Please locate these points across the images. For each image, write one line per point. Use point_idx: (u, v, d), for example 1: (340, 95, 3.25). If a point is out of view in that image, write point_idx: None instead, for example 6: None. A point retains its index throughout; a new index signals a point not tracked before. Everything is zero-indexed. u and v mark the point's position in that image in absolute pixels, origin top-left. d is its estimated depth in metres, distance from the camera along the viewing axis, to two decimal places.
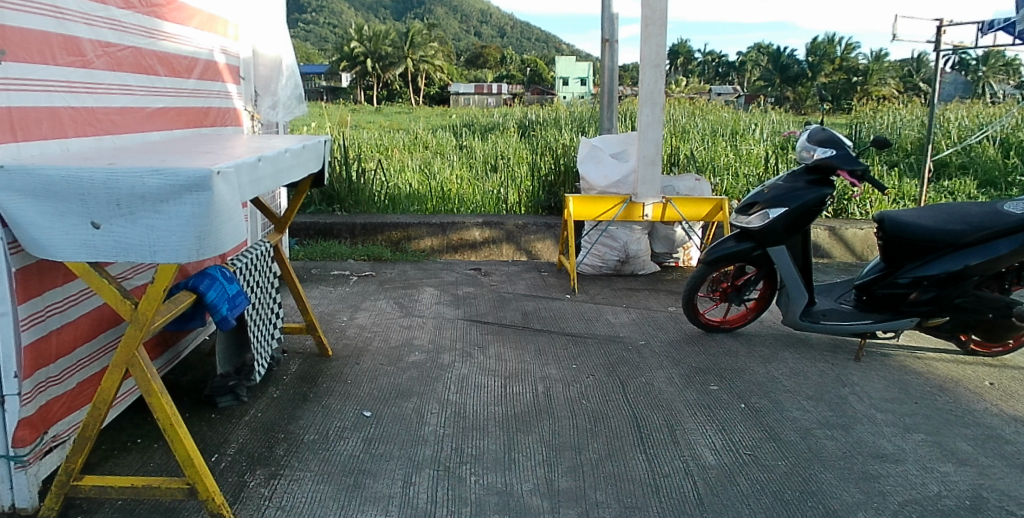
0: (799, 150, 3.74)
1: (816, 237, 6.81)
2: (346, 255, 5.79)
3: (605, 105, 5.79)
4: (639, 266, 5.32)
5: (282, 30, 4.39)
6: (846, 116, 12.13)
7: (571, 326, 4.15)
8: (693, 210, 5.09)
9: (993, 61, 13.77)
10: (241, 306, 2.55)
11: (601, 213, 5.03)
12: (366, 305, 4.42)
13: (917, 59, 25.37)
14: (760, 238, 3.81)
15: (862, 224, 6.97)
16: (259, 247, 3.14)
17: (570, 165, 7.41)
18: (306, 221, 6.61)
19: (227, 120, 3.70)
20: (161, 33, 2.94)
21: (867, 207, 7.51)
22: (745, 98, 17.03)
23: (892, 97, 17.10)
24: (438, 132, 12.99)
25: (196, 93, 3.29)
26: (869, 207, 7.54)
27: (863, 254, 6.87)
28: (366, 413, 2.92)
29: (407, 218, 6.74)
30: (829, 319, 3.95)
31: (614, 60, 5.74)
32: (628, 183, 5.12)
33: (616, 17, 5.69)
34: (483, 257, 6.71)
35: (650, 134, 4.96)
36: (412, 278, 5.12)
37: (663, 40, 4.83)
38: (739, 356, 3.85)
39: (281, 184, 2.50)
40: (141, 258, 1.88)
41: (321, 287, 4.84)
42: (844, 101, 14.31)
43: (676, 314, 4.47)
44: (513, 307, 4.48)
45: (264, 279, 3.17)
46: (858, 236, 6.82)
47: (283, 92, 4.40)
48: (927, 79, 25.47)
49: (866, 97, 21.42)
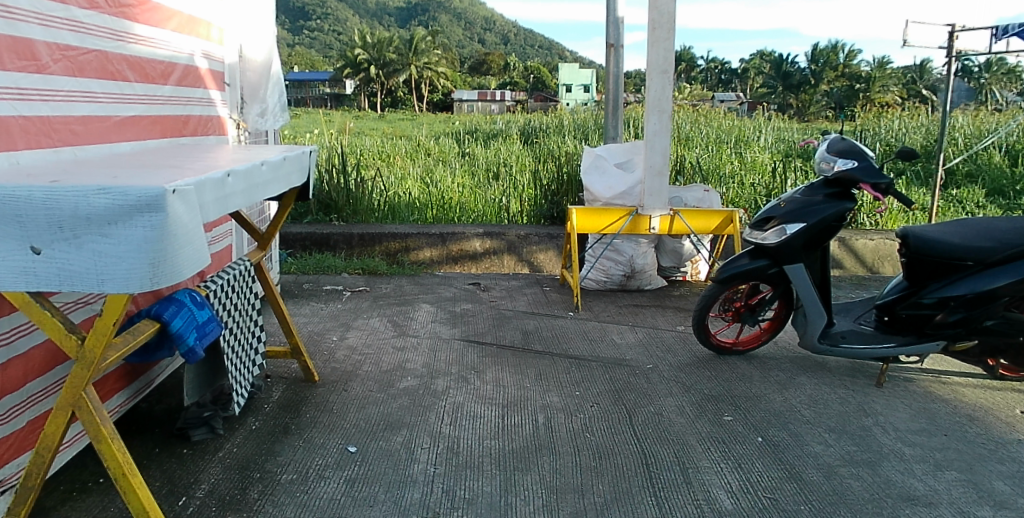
0: (818, 161, 3.50)
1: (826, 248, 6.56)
2: (341, 269, 5.57)
3: (610, 112, 5.54)
4: (645, 280, 5.07)
5: (271, 33, 4.20)
6: (851, 123, 11.94)
7: (574, 347, 3.91)
8: (702, 222, 4.84)
9: (995, 69, 13.60)
10: (213, 334, 2.32)
11: (606, 225, 4.78)
12: (358, 323, 4.19)
13: (919, 65, 25.25)
14: (777, 255, 3.57)
15: (872, 235, 6.72)
16: (238, 266, 2.91)
17: (574, 173, 7.18)
18: (302, 232, 6.40)
19: (209, 128, 3.49)
20: (131, 36, 2.72)
21: (878, 217, 7.28)
22: (747, 104, 16.90)
23: (895, 105, 16.94)
24: (441, 140, 12.79)
25: (174, 100, 3.08)
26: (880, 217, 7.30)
27: (874, 266, 6.62)
28: (351, 448, 2.69)
29: (405, 228, 6.52)
30: (849, 342, 3.71)
31: (620, 65, 5.50)
32: (634, 194, 4.87)
33: (622, 21, 5.46)
34: (484, 269, 6.49)
35: (657, 143, 4.74)
36: (409, 294, 4.89)
37: (671, 45, 4.60)
38: (753, 381, 3.61)
39: (254, 201, 2.28)
40: (86, 288, 1.65)
41: (312, 303, 4.61)
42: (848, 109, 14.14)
43: (685, 334, 4.23)
44: (513, 325, 4.25)
45: (244, 300, 2.94)
46: (868, 247, 6.57)
47: (271, 99, 4.18)
48: (928, 86, 25.37)
49: (868, 104, 21.29)
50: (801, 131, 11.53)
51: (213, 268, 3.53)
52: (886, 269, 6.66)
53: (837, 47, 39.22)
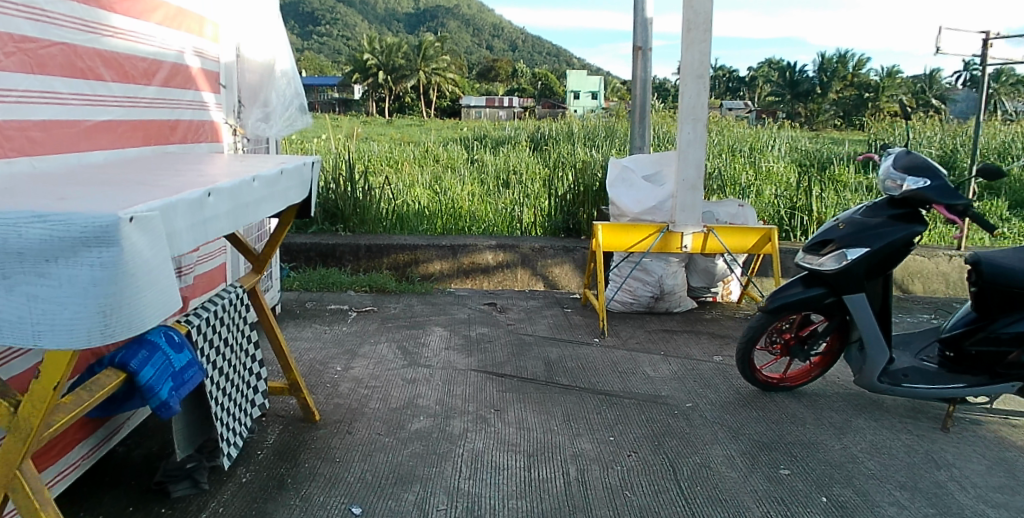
0: (883, 179, 3.12)
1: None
2: (346, 285, 5.17)
3: (637, 120, 5.15)
4: (675, 303, 4.66)
5: (276, 30, 3.81)
6: (867, 133, 11.56)
7: (604, 381, 3.53)
8: (739, 240, 4.44)
9: (1008, 78, 13.28)
10: (192, 382, 1.99)
11: (634, 243, 4.38)
12: (365, 350, 3.82)
13: (927, 75, 24.94)
14: (835, 283, 3.17)
15: None
16: (230, 292, 2.55)
17: (592, 183, 6.78)
18: (306, 243, 6.04)
19: (201, 135, 3.14)
20: (107, 28, 2.36)
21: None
22: (758, 112, 16.56)
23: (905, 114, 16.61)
24: (450, 145, 12.44)
25: (159, 103, 2.73)
26: None
27: (903, 284, 6.15)
28: (355, 510, 2.31)
29: (414, 240, 6.16)
30: (911, 381, 3.32)
31: (647, 70, 5.12)
32: (666, 208, 4.47)
33: (651, 22, 5.08)
34: (497, 283, 6.11)
35: (691, 154, 4.34)
36: (420, 315, 4.51)
37: (708, 47, 4.22)
38: (807, 425, 3.22)
39: (242, 224, 1.92)
40: (20, 342, 1.28)
41: (315, 325, 4.24)
42: (860, 120, 13.79)
43: (724, 366, 3.83)
44: (535, 354, 3.86)
45: (237, 333, 2.58)
46: None
47: (275, 102, 3.80)
48: (938, 95, 25.00)
49: (878, 112, 20.93)
50: (817, 141, 11.14)
51: (200, 291, 3.16)
52: (915, 286, 6.21)
53: (846, 55, 38.87)
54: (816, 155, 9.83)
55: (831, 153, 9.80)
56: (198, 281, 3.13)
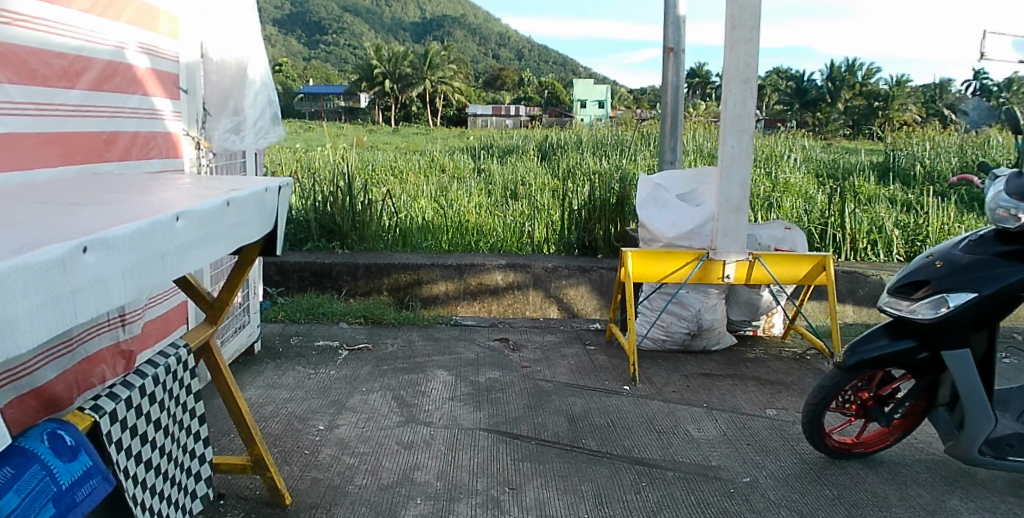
0: (989, 209, 2.53)
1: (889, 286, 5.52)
2: (337, 316, 4.54)
3: (667, 130, 4.57)
4: (713, 340, 4.06)
5: (248, 27, 3.27)
6: (889, 142, 10.98)
7: (641, 445, 2.93)
8: (788, 269, 3.86)
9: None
10: (88, 502, 1.42)
11: (669, 272, 3.78)
12: (355, 402, 3.23)
13: (939, 84, 24.42)
14: (932, 336, 2.60)
15: None
16: (165, 357, 1.93)
17: (609, 198, 6.19)
18: (300, 261, 5.45)
19: (152, 150, 2.58)
20: (2, 14, 1.79)
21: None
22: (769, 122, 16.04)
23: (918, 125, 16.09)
24: (456, 155, 11.84)
25: (85, 110, 2.15)
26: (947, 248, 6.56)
27: None
28: None
29: (417, 258, 5.56)
30: (1018, 454, 2.61)
31: (678, 73, 4.55)
32: (705, 232, 3.87)
33: (683, 20, 4.50)
34: (507, 306, 5.51)
35: (735, 171, 3.74)
36: (421, 354, 3.91)
37: (755, 47, 3.64)
38: (894, 506, 2.61)
39: (155, 285, 1.31)
40: None
41: (299, 367, 3.65)
42: (876, 130, 13.24)
43: (780, 425, 3.22)
44: (555, 407, 3.26)
45: (176, 407, 1.98)
46: None
47: (248, 110, 3.28)
48: (950, 105, 24.42)
49: (890, 122, 20.38)
50: (835, 152, 10.56)
51: (152, 340, 2.62)
52: None
53: (854, 62, 38.34)
54: (839, 167, 9.24)
55: (856, 163, 9.21)
56: (149, 327, 2.58)
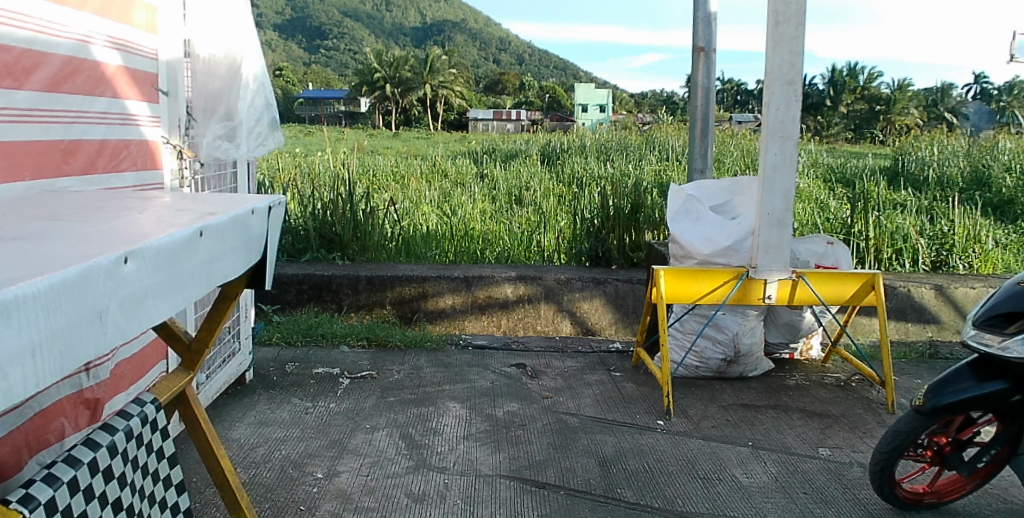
0: None
1: (919, 299, 5.10)
2: (338, 338, 4.17)
3: (699, 136, 4.23)
4: (750, 366, 3.71)
5: (243, 22, 2.94)
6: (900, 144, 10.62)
7: (685, 495, 2.57)
8: (834, 288, 3.50)
9: None
10: None
11: (704, 293, 3.43)
12: (357, 442, 2.87)
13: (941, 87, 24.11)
14: None
15: (972, 280, 5.20)
16: (127, 419, 1.57)
17: (622, 206, 5.82)
18: (299, 273, 5.08)
19: (125, 161, 2.23)
20: None
21: (972, 258, 6.12)
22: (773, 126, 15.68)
23: (923, 128, 15.74)
24: (458, 159, 11.48)
25: (37, 114, 1.80)
26: (973, 259, 6.10)
27: None
28: None
29: (421, 270, 5.20)
30: None
31: (710, 75, 4.19)
32: (744, 248, 3.51)
33: (714, 18, 4.16)
34: (517, 321, 5.14)
35: (778, 182, 3.37)
36: (430, 383, 3.54)
37: (800, 45, 3.28)
38: None
39: (84, 359, 0.94)
40: None
41: (295, 400, 3.29)
42: (884, 134, 12.87)
43: (837, 469, 2.85)
44: (584, 447, 2.90)
45: (144, 479, 1.61)
46: (970, 296, 5.04)
47: (245, 112, 2.93)
48: (951, 110, 24.13)
49: (894, 125, 20.05)
50: (844, 156, 10.21)
51: (125, 383, 2.27)
52: None
53: (854, 67, 38.05)
54: (851, 172, 8.89)
55: (868, 166, 8.84)
56: (122, 369, 2.24)
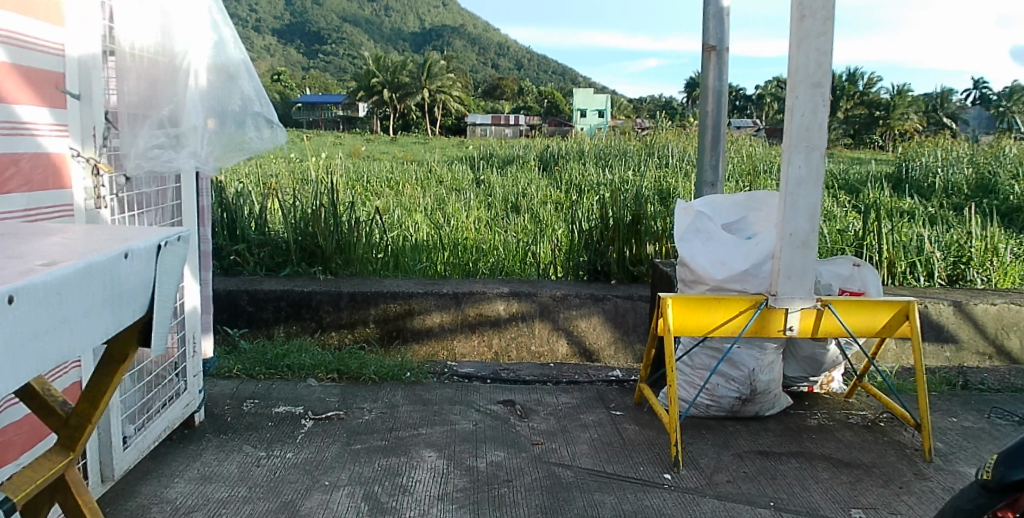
0: None
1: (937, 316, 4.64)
2: (305, 370, 3.74)
3: (709, 144, 3.84)
4: (767, 404, 3.29)
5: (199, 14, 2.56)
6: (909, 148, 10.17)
7: None
8: (864, 318, 3.07)
9: None
10: None
11: (718, 324, 3.01)
12: (309, 506, 2.44)
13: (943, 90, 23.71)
14: None
15: (993, 296, 4.76)
16: None
17: (623, 217, 5.38)
18: (275, 289, 4.65)
19: (14, 182, 1.82)
20: None
21: (990, 272, 5.60)
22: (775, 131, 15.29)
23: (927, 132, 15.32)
24: (453, 166, 11.05)
25: None
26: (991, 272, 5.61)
27: (998, 339, 4.65)
28: None
29: (408, 285, 4.77)
30: None
31: (722, 76, 3.80)
32: (763, 272, 3.07)
33: (726, 14, 3.76)
34: (510, 340, 4.71)
35: (801, 198, 2.94)
36: (403, 425, 3.11)
37: (829, 42, 2.86)
38: None
39: None
40: None
41: (248, 449, 2.87)
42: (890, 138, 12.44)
43: None
44: (578, 511, 2.47)
45: None
46: (991, 313, 4.61)
47: (194, 117, 2.53)
48: (951, 117, 23.74)
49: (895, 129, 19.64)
50: (845, 162, 9.78)
51: (14, 452, 1.85)
52: None
53: (854, 72, 37.72)
54: (856, 179, 8.47)
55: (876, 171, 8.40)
56: (10, 435, 1.82)
